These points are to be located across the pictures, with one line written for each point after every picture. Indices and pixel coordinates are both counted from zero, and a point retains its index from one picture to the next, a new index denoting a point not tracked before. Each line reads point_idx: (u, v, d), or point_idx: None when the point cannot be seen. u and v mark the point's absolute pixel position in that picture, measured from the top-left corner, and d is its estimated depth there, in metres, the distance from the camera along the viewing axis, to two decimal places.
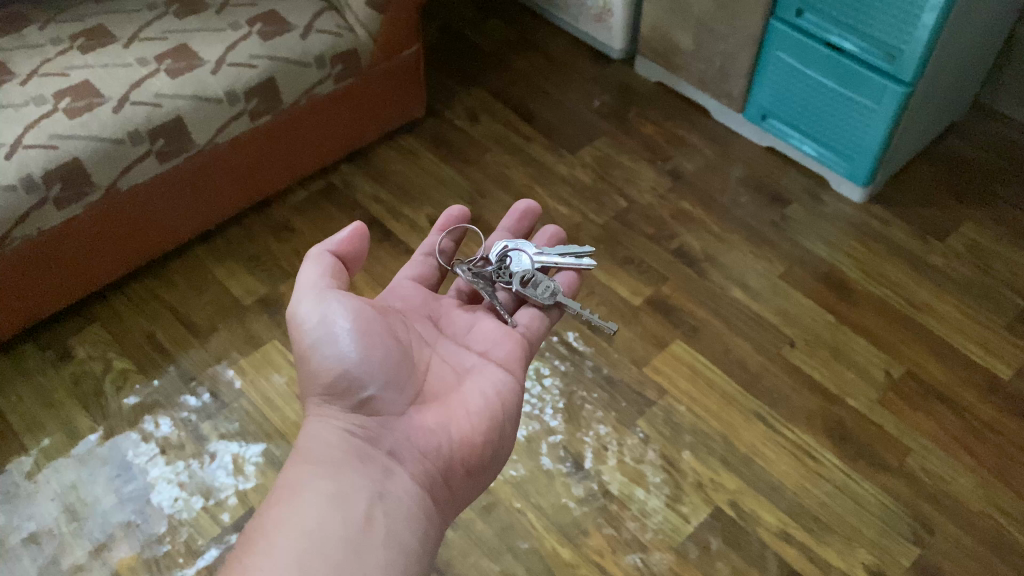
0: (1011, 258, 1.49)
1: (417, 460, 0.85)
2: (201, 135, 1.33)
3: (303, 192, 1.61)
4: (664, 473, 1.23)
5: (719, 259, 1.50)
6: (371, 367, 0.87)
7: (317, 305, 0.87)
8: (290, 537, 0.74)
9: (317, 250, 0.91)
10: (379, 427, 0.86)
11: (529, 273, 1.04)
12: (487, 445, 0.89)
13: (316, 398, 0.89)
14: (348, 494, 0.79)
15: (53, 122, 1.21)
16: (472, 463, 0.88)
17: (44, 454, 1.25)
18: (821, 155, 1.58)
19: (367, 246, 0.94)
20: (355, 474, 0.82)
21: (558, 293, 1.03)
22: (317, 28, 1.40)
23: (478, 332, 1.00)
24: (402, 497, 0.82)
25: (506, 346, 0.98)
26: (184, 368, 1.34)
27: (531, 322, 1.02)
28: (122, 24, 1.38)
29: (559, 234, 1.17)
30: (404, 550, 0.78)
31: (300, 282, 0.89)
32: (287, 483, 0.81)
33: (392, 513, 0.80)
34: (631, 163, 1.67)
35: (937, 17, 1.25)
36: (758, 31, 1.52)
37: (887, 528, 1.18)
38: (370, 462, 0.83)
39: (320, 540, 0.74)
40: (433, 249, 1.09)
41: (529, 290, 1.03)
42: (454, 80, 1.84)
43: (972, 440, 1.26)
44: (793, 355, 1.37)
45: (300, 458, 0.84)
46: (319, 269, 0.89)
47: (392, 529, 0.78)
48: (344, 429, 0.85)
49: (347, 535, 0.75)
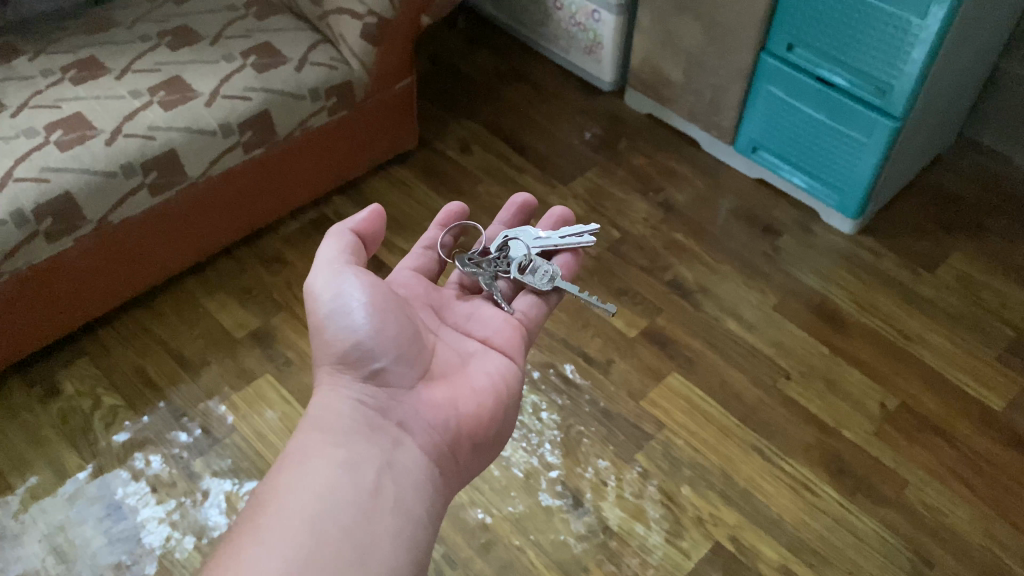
0: (1000, 288, 1.51)
1: (426, 432, 0.84)
2: (194, 168, 1.31)
3: (295, 223, 1.60)
4: (664, 508, 1.23)
5: (713, 290, 1.50)
6: (383, 339, 0.86)
7: (333, 277, 0.86)
8: (300, 501, 0.73)
9: (338, 227, 0.90)
10: (389, 399, 0.85)
11: (526, 259, 1.02)
12: (493, 422, 0.89)
13: (328, 370, 0.88)
14: (356, 461, 0.78)
15: (44, 155, 1.20)
16: (478, 439, 0.87)
17: (31, 493, 1.22)
18: (811, 187, 1.59)
19: (385, 227, 0.94)
20: (364, 441, 0.81)
21: (557, 277, 1.01)
22: (311, 61, 1.40)
23: (479, 319, 1.00)
24: (411, 467, 0.81)
25: (507, 334, 0.98)
26: (174, 404, 1.32)
27: (529, 309, 1.02)
28: (114, 56, 1.37)
29: (567, 216, 1.15)
30: (411, 518, 0.77)
31: (320, 255, 0.89)
32: (296, 449, 0.80)
33: (400, 482, 0.78)
34: (623, 195, 1.67)
35: (927, 52, 1.27)
36: (748, 64, 1.54)
37: (888, 562, 1.17)
38: (380, 432, 0.82)
39: (329, 505, 0.73)
40: (433, 244, 1.07)
41: (526, 276, 1.01)
42: (445, 111, 1.85)
43: (968, 472, 1.27)
44: (789, 388, 1.37)
45: (310, 425, 0.83)
46: (339, 244, 0.88)
47: (399, 497, 0.77)
48: (356, 399, 0.85)
49: (355, 500, 0.74)
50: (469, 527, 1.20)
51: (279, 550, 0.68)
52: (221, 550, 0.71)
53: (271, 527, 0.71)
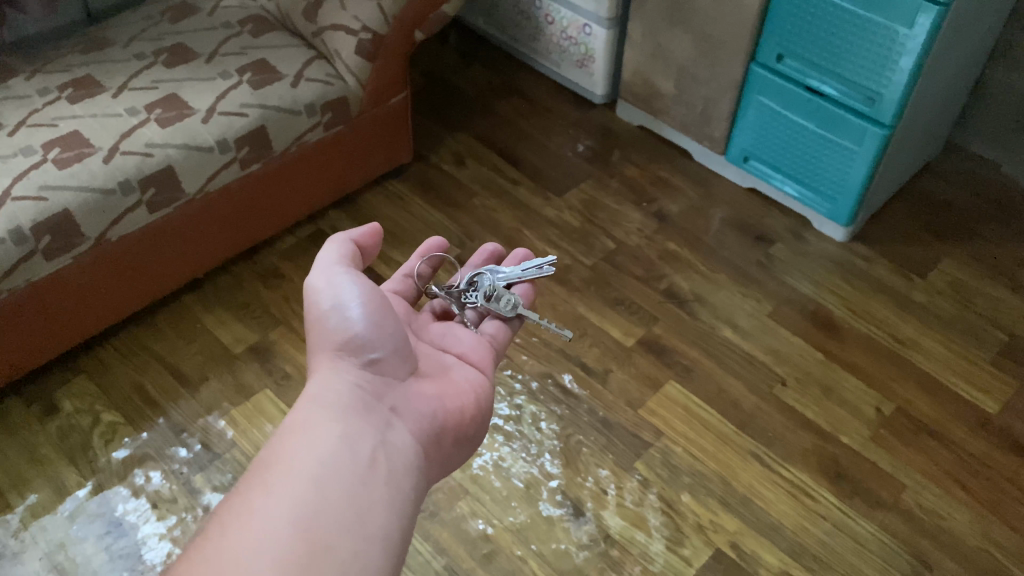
0: (991, 293, 1.53)
1: (419, 419, 0.84)
2: (192, 184, 1.32)
3: (291, 239, 1.61)
4: (665, 515, 1.23)
5: (708, 299, 1.52)
6: (378, 332, 0.87)
7: (334, 274, 0.87)
8: (303, 466, 0.71)
9: (338, 235, 0.92)
10: (385, 386, 0.85)
11: (491, 288, 1.05)
12: (473, 422, 0.90)
13: (322, 355, 0.87)
14: (357, 434, 0.77)
15: (42, 173, 1.21)
16: (461, 434, 0.88)
17: (31, 511, 1.21)
18: (803, 196, 1.61)
19: (379, 246, 0.96)
20: (363, 416, 0.79)
21: (519, 305, 1.04)
22: (307, 77, 1.42)
23: (452, 337, 1.01)
24: (406, 447, 0.80)
25: (480, 351, 1.00)
26: (174, 420, 1.32)
27: (496, 332, 1.04)
28: (111, 74, 1.38)
29: (531, 255, 1.17)
30: (407, 493, 0.75)
31: (318, 258, 0.90)
32: (296, 421, 0.78)
33: (397, 459, 0.77)
34: (617, 206, 1.69)
35: (914, 61, 1.29)
36: (739, 75, 1.56)
37: (888, 565, 1.18)
38: (377, 412, 0.81)
39: (333, 471, 0.72)
40: (413, 271, 1.08)
41: (491, 304, 1.03)
42: (439, 125, 1.86)
43: (965, 475, 1.28)
44: (785, 394, 1.38)
45: (306, 398, 0.81)
46: (338, 249, 0.90)
47: (396, 472, 0.76)
48: (354, 379, 0.84)
49: (357, 469, 0.73)
50: (470, 538, 1.21)
51: (283, 511, 0.66)
52: (218, 510, 0.68)
53: (275, 489, 0.69)
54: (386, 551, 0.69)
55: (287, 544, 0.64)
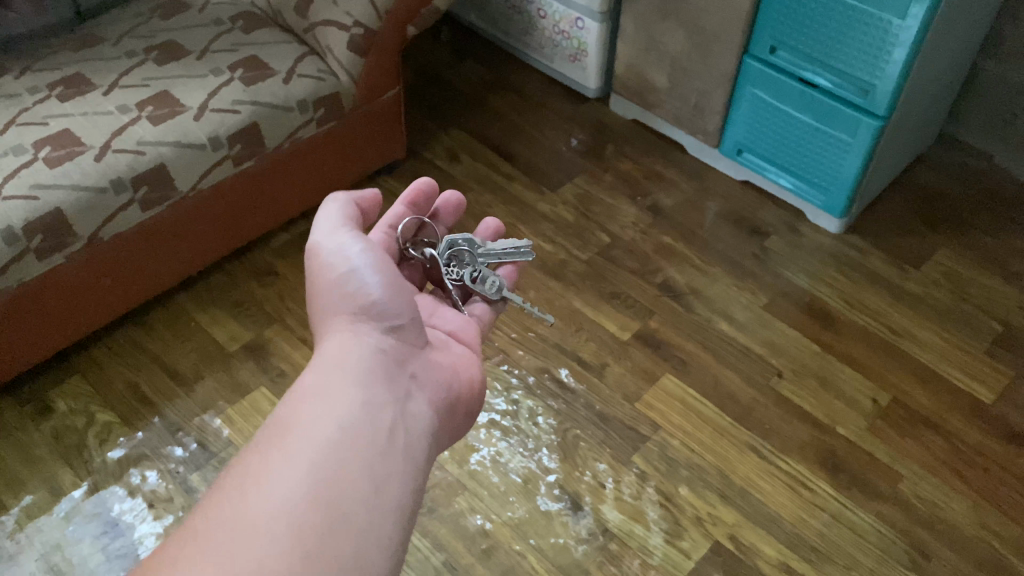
0: (986, 283, 1.53)
1: (431, 390, 0.82)
2: (184, 182, 1.31)
3: (285, 236, 1.60)
4: (663, 509, 1.23)
5: (703, 292, 1.52)
6: (396, 299, 0.85)
7: (344, 236, 0.86)
8: (324, 431, 0.69)
9: (342, 196, 0.91)
10: (400, 353, 0.83)
11: (477, 268, 1.04)
12: (473, 398, 0.90)
13: (337, 317, 0.84)
14: (377, 401, 0.75)
15: (33, 172, 1.20)
16: (463, 410, 0.87)
17: (27, 512, 1.21)
18: (797, 188, 1.61)
19: (377, 213, 0.97)
20: (382, 383, 0.77)
21: (504, 288, 1.05)
22: (299, 73, 1.41)
23: (439, 315, 1.00)
24: (421, 418, 0.78)
25: (471, 332, 1.00)
26: (169, 419, 1.31)
27: (481, 314, 1.06)
28: (101, 71, 1.37)
29: (500, 228, 1.19)
30: (420, 466, 0.74)
31: (325, 219, 0.88)
32: (313, 384, 0.75)
33: (412, 429, 0.76)
34: (612, 200, 1.68)
35: (907, 52, 1.29)
36: (732, 68, 1.56)
37: (886, 555, 1.18)
38: (395, 379, 0.79)
39: (354, 440, 0.70)
40: (397, 224, 1.03)
41: (477, 286, 1.04)
42: (432, 121, 1.86)
43: (961, 464, 1.28)
44: (781, 386, 1.38)
45: (323, 359, 0.79)
46: (343, 211, 0.89)
47: (413, 444, 0.75)
48: (373, 343, 0.82)
49: (376, 439, 0.71)
50: (469, 534, 1.21)
51: (303, 478, 0.65)
52: (230, 474, 0.66)
53: (296, 453, 0.67)
54: (400, 524, 0.68)
55: (306, 513, 0.62)
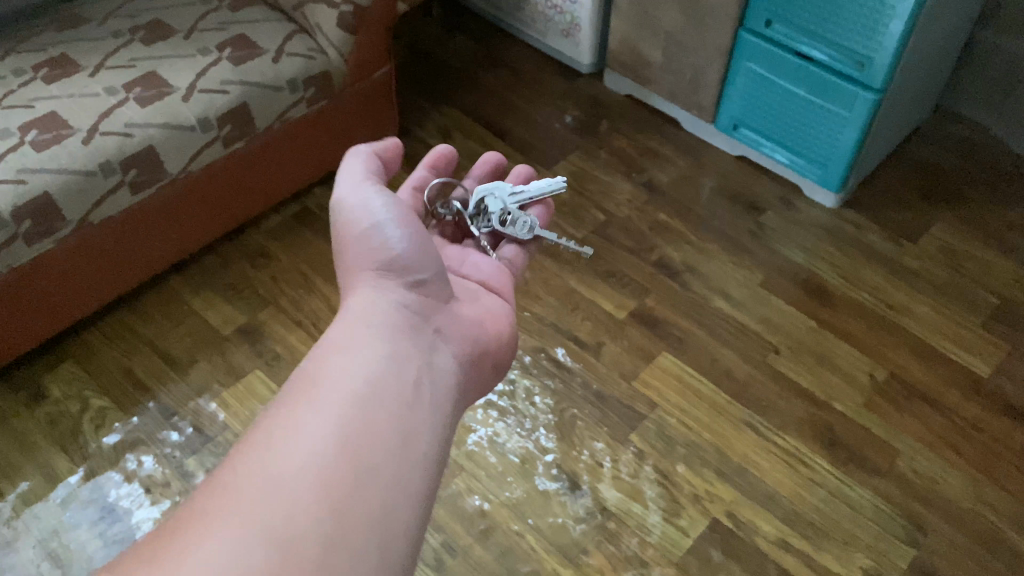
0: (983, 257, 1.53)
1: (456, 345, 0.82)
2: (174, 164, 1.30)
3: (277, 217, 1.58)
4: (661, 487, 1.23)
5: (699, 269, 1.51)
6: (419, 253, 0.84)
7: (365, 189, 0.85)
8: (349, 386, 0.68)
9: (363, 148, 0.89)
10: (424, 309, 0.82)
11: (506, 212, 1.05)
12: (498, 352, 0.89)
13: (360, 272, 0.84)
14: (403, 355, 0.74)
15: (20, 156, 1.18)
16: (488, 365, 0.87)
17: (23, 499, 1.20)
18: (793, 163, 1.60)
19: (399, 163, 0.94)
20: (407, 337, 0.77)
21: (535, 227, 1.06)
22: (288, 52, 1.39)
23: (471, 264, 1.00)
24: (447, 371, 0.78)
25: (503, 280, 1.00)
26: (164, 404, 1.31)
27: (514, 256, 1.08)
28: (87, 52, 1.35)
29: (531, 171, 1.19)
30: (447, 419, 0.73)
31: (348, 173, 0.87)
32: (339, 338, 0.74)
33: (439, 383, 0.75)
34: (607, 177, 1.67)
35: (905, 25, 1.28)
36: (727, 42, 1.54)
37: (882, 531, 1.19)
38: (421, 334, 0.79)
39: (382, 396, 0.69)
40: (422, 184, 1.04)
41: (508, 229, 1.04)
42: (424, 98, 1.83)
43: (958, 439, 1.28)
44: (778, 363, 1.37)
45: (347, 314, 0.78)
46: (366, 163, 0.88)
47: (439, 400, 0.73)
48: (395, 299, 0.81)
49: (404, 392, 0.70)
50: (467, 515, 1.21)
51: (331, 432, 0.64)
52: (257, 429, 0.65)
53: (321, 408, 0.66)
54: (429, 476, 0.67)
55: (335, 468, 0.61)
